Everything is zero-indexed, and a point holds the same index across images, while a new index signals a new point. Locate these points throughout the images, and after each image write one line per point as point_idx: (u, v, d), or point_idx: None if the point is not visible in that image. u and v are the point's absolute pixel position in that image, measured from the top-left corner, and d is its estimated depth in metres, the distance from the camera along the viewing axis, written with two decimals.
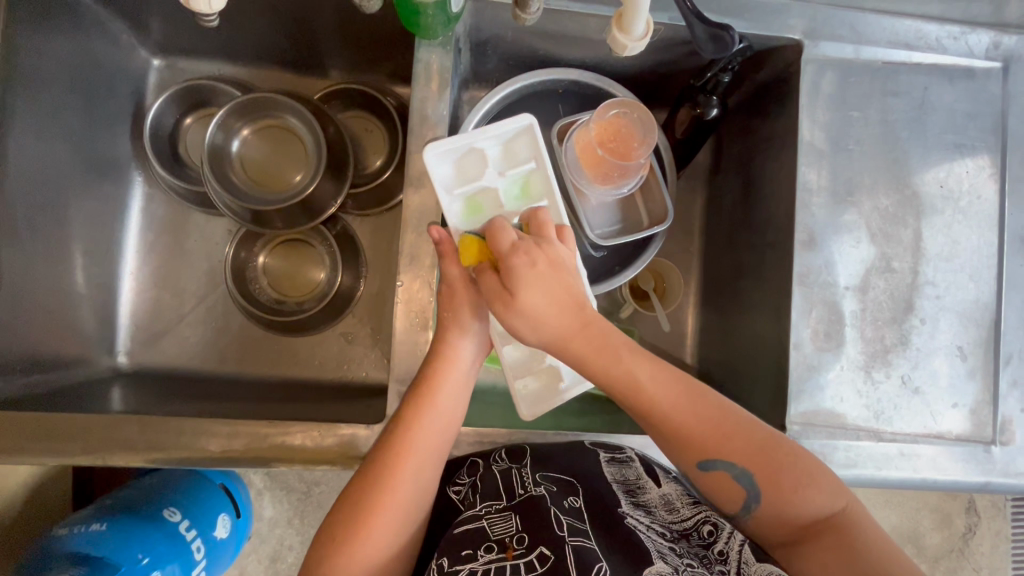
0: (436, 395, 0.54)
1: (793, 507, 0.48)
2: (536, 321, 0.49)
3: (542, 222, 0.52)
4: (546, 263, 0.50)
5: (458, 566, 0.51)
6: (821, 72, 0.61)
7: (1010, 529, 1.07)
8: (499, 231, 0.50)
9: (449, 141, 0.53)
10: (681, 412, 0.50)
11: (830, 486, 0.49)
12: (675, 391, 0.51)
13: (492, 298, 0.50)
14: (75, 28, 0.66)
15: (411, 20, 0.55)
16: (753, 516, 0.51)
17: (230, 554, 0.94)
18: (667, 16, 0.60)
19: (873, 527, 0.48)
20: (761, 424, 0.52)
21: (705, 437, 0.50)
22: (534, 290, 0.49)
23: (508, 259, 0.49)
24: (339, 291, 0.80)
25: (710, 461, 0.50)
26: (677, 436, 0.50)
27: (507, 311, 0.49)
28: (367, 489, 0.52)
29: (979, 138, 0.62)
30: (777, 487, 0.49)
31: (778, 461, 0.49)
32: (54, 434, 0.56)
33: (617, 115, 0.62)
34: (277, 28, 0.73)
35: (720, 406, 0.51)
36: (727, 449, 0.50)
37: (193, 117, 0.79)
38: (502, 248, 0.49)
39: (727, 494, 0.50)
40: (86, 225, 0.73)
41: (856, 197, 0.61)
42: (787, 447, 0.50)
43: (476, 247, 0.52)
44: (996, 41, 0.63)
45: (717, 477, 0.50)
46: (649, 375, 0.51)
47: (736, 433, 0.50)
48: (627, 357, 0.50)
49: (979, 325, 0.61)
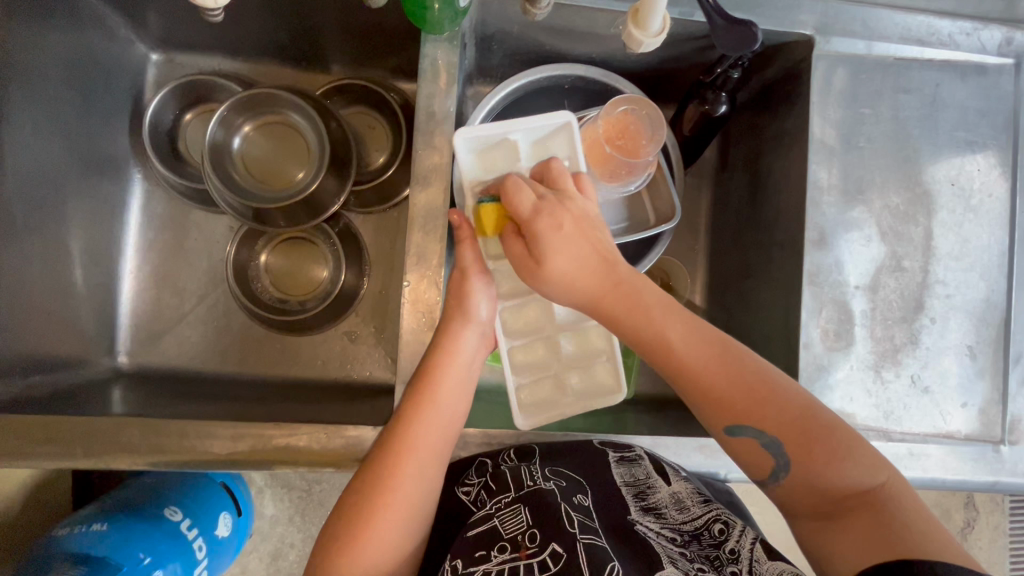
0: (436, 391, 0.54)
1: (826, 479, 0.46)
2: (565, 283, 0.51)
3: (558, 173, 0.53)
4: (569, 226, 0.51)
5: (473, 567, 0.50)
6: (833, 68, 0.61)
7: (1007, 524, 1.08)
8: (515, 192, 0.51)
9: (482, 129, 0.52)
10: (712, 374, 0.49)
11: (868, 460, 0.46)
12: (708, 354, 0.49)
13: (518, 262, 0.52)
14: (72, 22, 0.65)
15: (417, 15, 0.55)
16: (782, 486, 0.48)
17: (231, 554, 0.93)
18: (678, 10, 0.59)
19: (920, 510, 0.44)
20: (798, 391, 0.49)
21: (739, 401, 0.48)
22: (558, 252, 0.50)
23: (534, 224, 0.50)
24: (343, 290, 0.79)
25: (740, 428, 0.48)
26: (708, 399, 0.49)
27: (533, 275, 0.51)
28: (369, 488, 0.52)
29: (991, 136, 0.61)
30: (810, 457, 0.46)
31: (813, 434, 0.47)
32: (53, 438, 0.55)
33: (626, 112, 0.60)
34: (278, 22, 0.71)
35: (755, 372, 0.48)
36: (760, 414, 0.47)
37: (192, 113, 0.78)
38: (523, 211, 0.51)
39: (755, 460, 0.49)
40: (85, 224, 0.72)
41: (866, 195, 0.60)
42: (823, 418, 0.48)
43: (494, 213, 0.54)
44: (1009, 37, 0.62)
45: (745, 443, 0.49)
46: (679, 335, 0.50)
47: (770, 399, 0.48)
48: (659, 317, 0.50)
49: (989, 324, 0.60)
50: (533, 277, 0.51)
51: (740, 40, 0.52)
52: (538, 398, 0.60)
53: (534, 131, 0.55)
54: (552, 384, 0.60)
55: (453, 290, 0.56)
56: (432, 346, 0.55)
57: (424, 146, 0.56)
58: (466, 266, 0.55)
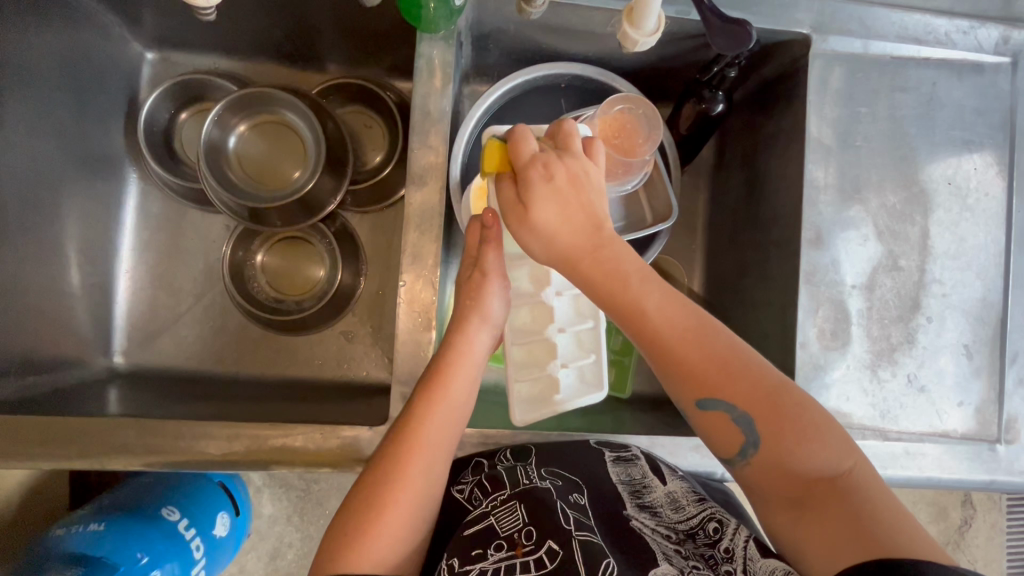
0: (448, 387, 0.53)
1: (793, 463, 0.46)
2: (547, 236, 0.49)
3: (569, 132, 0.50)
4: (564, 179, 0.48)
5: (469, 566, 0.50)
6: (829, 66, 0.60)
7: (1005, 522, 1.09)
8: (521, 140, 0.49)
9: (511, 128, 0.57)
10: (683, 342, 0.48)
11: (839, 444, 0.47)
12: (684, 322, 0.49)
13: (506, 209, 0.50)
14: (66, 21, 0.65)
15: (413, 13, 0.54)
16: (750, 463, 0.48)
17: (229, 553, 0.93)
18: (674, 9, 0.59)
19: (892, 505, 0.44)
20: (773, 369, 0.49)
21: (710, 373, 0.48)
22: (547, 204, 0.48)
23: (526, 171, 0.48)
24: (340, 289, 0.80)
25: (709, 401, 0.48)
26: (680, 366, 0.48)
27: (519, 225, 0.49)
28: (379, 482, 0.51)
29: (987, 135, 0.61)
30: (778, 438, 0.47)
31: (780, 412, 0.47)
32: (47, 439, 0.55)
33: (622, 111, 0.61)
34: (273, 21, 0.71)
35: (730, 347, 0.48)
36: (729, 388, 0.47)
37: (187, 112, 0.78)
38: (521, 159, 0.49)
39: (723, 435, 0.49)
40: (80, 223, 0.72)
41: (863, 194, 0.60)
42: (797, 396, 0.48)
43: (499, 153, 0.50)
44: (1006, 36, 0.62)
45: (715, 418, 0.48)
46: (656, 304, 0.48)
47: (744, 375, 0.47)
48: (637, 283, 0.48)
49: (986, 323, 0.60)
50: (516, 224, 0.49)
51: (733, 40, 0.52)
52: (531, 395, 0.58)
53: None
54: (544, 384, 0.59)
55: (470, 290, 0.56)
56: (444, 345, 0.55)
57: (419, 146, 0.56)
58: (488, 270, 0.55)
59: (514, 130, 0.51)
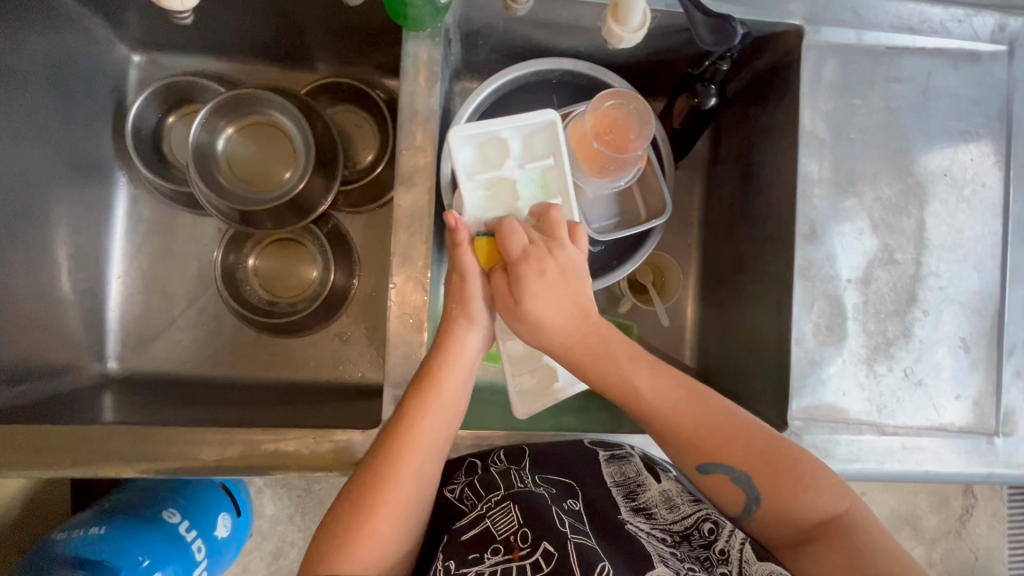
0: (439, 387, 0.53)
1: (798, 508, 0.48)
2: (539, 327, 0.53)
3: (555, 221, 0.54)
4: (555, 272, 0.52)
5: (466, 569, 0.50)
6: (822, 59, 0.60)
7: (1007, 510, 1.08)
8: (509, 235, 0.52)
9: (476, 128, 0.53)
10: (680, 415, 0.51)
11: (836, 488, 0.48)
12: (675, 396, 0.52)
13: (499, 299, 0.53)
14: (49, 25, 0.64)
15: (398, 11, 0.54)
16: (756, 517, 0.51)
17: (232, 553, 0.93)
18: (664, 2, 0.58)
19: (886, 537, 0.47)
20: (763, 426, 0.51)
21: (707, 439, 0.50)
22: (539, 299, 0.52)
23: (520, 266, 0.52)
24: (333, 291, 0.79)
25: (711, 466, 0.50)
26: (667, 431, 0.52)
27: (513, 316, 0.53)
28: (370, 482, 0.51)
29: (984, 124, 0.60)
30: (777, 489, 0.49)
31: (780, 465, 0.49)
32: (39, 448, 0.55)
33: (612, 107, 0.60)
34: (260, 21, 0.70)
35: (723, 411, 0.51)
36: (731, 450, 0.50)
37: (176, 115, 0.77)
38: (512, 254, 0.52)
39: (727, 494, 0.51)
40: (70, 229, 0.71)
41: (858, 187, 0.59)
42: (789, 450, 0.50)
43: (488, 248, 0.54)
44: (1002, 23, 0.61)
45: (718, 480, 0.51)
46: (646, 381, 0.53)
47: (736, 437, 0.50)
48: (626, 365, 0.53)
49: (982, 315, 0.60)
50: (509, 314, 0.53)
51: (719, 35, 0.52)
52: (529, 386, 0.59)
53: (523, 128, 0.55)
54: (541, 373, 0.60)
55: (454, 294, 0.56)
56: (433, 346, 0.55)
57: (407, 147, 0.55)
58: (465, 271, 0.54)
59: (501, 223, 0.53)
